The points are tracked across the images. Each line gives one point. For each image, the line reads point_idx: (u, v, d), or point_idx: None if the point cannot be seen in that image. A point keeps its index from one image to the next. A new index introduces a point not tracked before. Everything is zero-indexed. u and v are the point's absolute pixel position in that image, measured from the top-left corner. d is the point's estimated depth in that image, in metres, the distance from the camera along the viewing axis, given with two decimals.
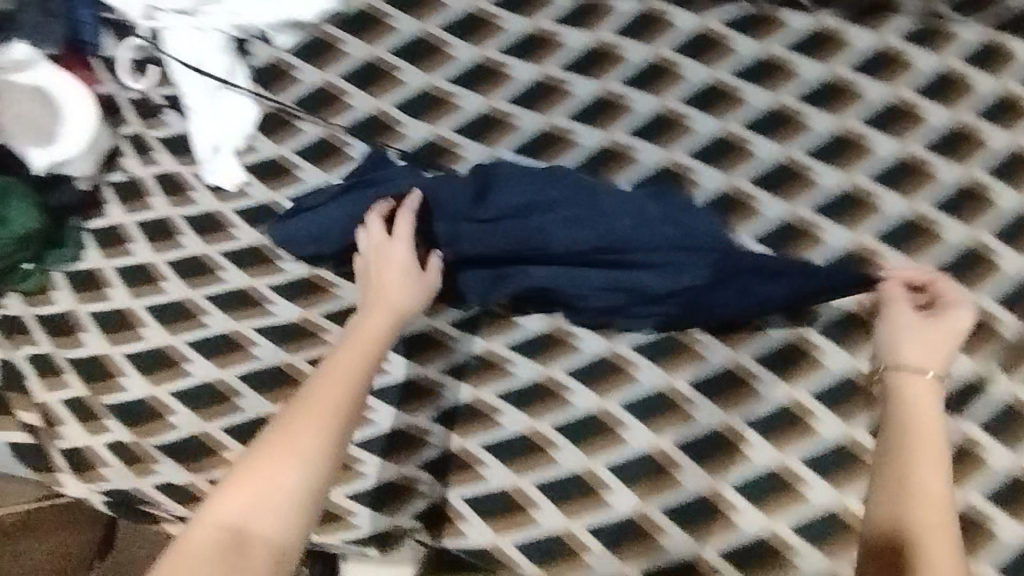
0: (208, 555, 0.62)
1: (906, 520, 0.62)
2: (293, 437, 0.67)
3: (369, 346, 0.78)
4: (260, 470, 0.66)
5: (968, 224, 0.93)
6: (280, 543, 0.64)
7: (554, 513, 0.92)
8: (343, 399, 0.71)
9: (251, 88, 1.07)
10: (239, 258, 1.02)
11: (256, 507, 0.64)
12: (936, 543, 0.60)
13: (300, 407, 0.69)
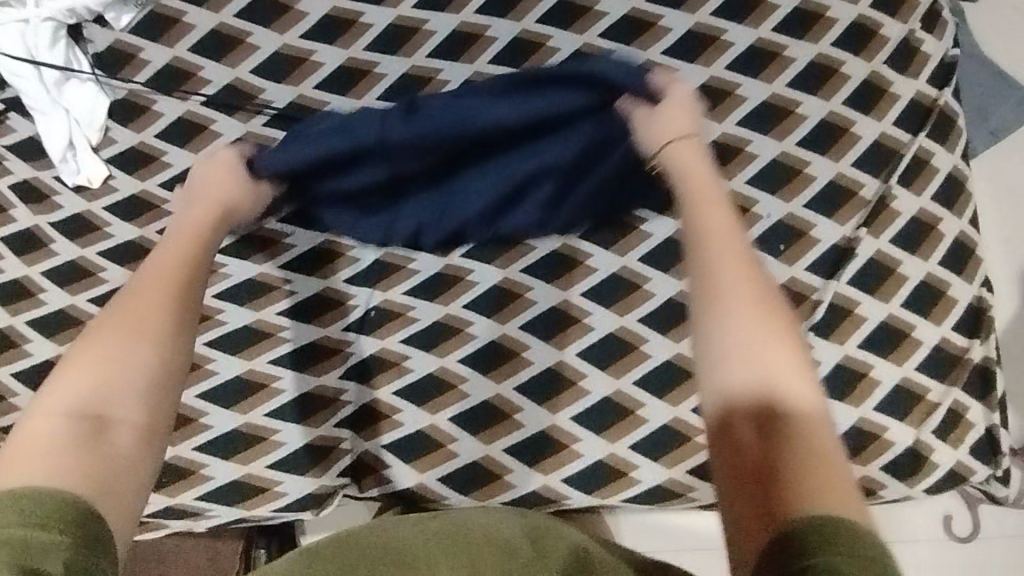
0: (62, 449, 0.54)
1: (730, 373, 0.57)
2: (123, 321, 0.63)
3: (181, 270, 0.71)
4: (85, 355, 0.60)
5: (828, 99, 0.92)
6: (138, 423, 0.58)
7: (470, 441, 0.88)
8: (175, 268, 0.70)
9: (96, 77, 1.00)
10: (117, 255, 0.99)
11: (98, 383, 0.59)
12: (773, 357, 0.57)
13: (122, 303, 0.65)
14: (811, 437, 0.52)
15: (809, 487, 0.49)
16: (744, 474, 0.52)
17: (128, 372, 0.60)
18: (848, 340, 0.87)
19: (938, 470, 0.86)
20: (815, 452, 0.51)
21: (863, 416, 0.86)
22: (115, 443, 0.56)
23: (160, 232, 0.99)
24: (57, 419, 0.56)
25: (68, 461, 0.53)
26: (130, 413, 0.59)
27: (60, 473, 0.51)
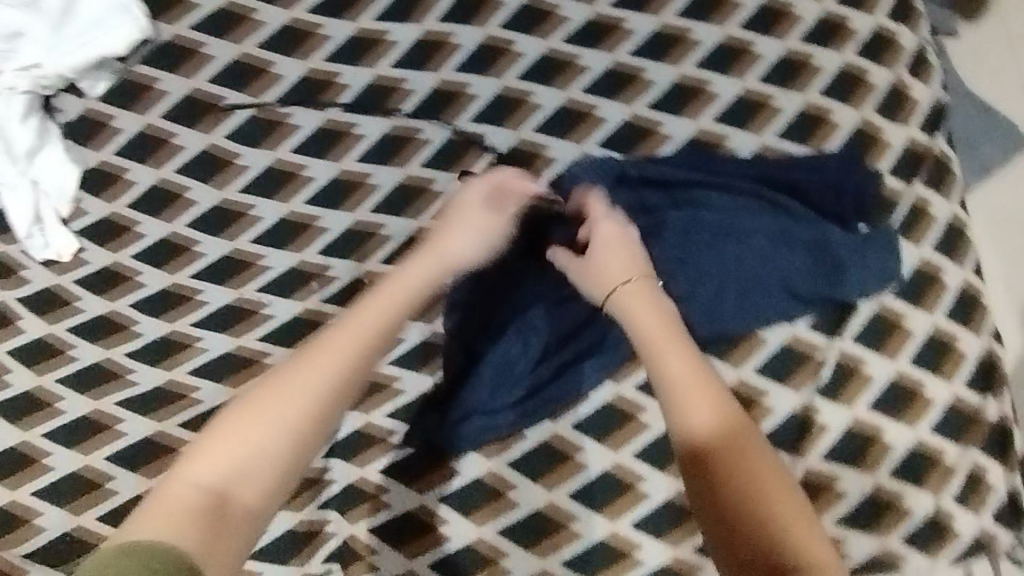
0: (188, 518, 0.49)
1: (725, 453, 0.54)
2: (268, 408, 0.54)
3: (357, 342, 0.58)
4: (230, 427, 0.53)
5: (820, 149, 0.90)
6: (260, 508, 0.52)
7: (463, 523, 0.83)
8: (349, 355, 0.57)
9: (67, 147, 0.98)
10: (86, 330, 0.94)
11: (236, 463, 0.52)
12: (759, 469, 0.53)
13: (280, 372, 0.56)
14: (774, 484, 0.53)
15: (792, 539, 0.50)
16: (721, 524, 0.53)
17: (269, 452, 0.53)
18: (856, 401, 0.83)
19: (962, 539, 0.80)
20: (795, 514, 0.52)
21: (878, 483, 0.81)
22: (238, 524, 0.51)
23: (132, 306, 0.95)
24: (187, 485, 0.51)
25: (192, 538, 0.48)
26: (257, 502, 0.52)
27: (183, 538, 0.47)
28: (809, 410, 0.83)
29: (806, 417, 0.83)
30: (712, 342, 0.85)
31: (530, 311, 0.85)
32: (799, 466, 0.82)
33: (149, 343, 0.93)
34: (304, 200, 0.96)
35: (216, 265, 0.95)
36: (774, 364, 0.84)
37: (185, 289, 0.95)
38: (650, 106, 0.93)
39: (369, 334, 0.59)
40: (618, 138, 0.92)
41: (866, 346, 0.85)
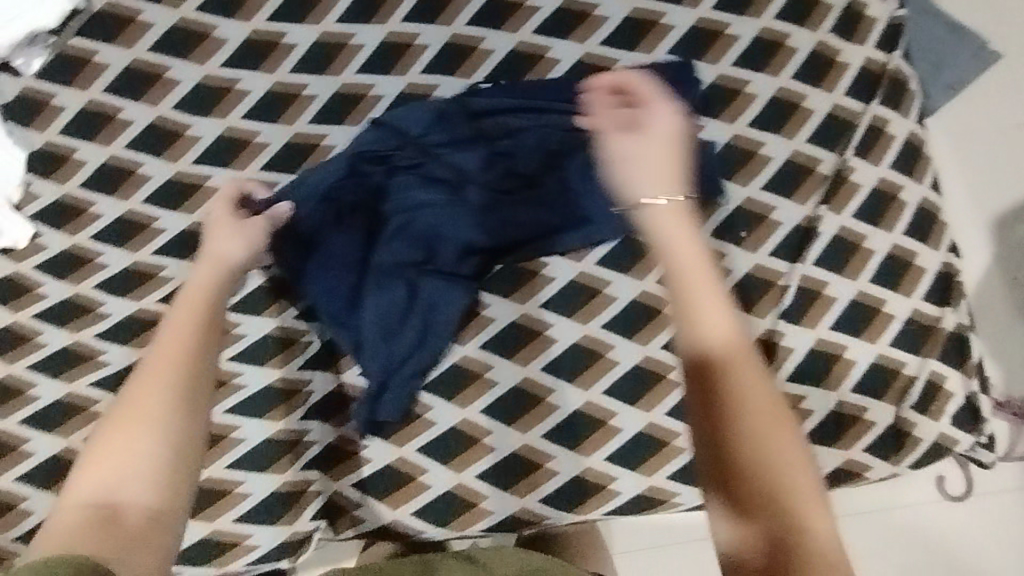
0: (79, 531, 0.48)
1: (738, 377, 0.47)
2: (146, 400, 0.54)
3: (194, 327, 0.61)
4: (110, 438, 0.53)
5: (775, 76, 0.89)
6: (158, 507, 0.51)
7: (444, 472, 0.85)
8: (178, 357, 0.58)
9: (8, 130, 0.95)
10: (54, 315, 0.93)
11: (127, 467, 0.52)
12: (761, 405, 0.46)
13: (149, 361, 0.58)
14: (794, 451, 0.45)
15: (793, 492, 0.44)
16: (725, 479, 0.46)
17: (148, 456, 0.52)
18: (819, 323, 0.85)
19: (924, 445, 0.83)
20: (808, 482, 0.44)
21: (842, 400, 0.83)
22: (137, 526, 0.50)
23: (96, 287, 0.94)
24: (73, 508, 0.50)
25: (90, 545, 0.47)
26: (146, 499, 0.51)
27: (84, 546, 0.47)
28: (773, 334, 0.85)
29: (770, 342, 0.85)
30: None
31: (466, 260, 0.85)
32: None
33: (118, 324, 0.93)
34: (259, 166, 0.94)
35: (178, 240, 0.94)
36: (737, 293, 0.86)
37: (148, 267, 0.94)
38: (603, 44, 0.91)
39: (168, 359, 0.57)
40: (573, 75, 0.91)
41: (827, 268, 0.86)
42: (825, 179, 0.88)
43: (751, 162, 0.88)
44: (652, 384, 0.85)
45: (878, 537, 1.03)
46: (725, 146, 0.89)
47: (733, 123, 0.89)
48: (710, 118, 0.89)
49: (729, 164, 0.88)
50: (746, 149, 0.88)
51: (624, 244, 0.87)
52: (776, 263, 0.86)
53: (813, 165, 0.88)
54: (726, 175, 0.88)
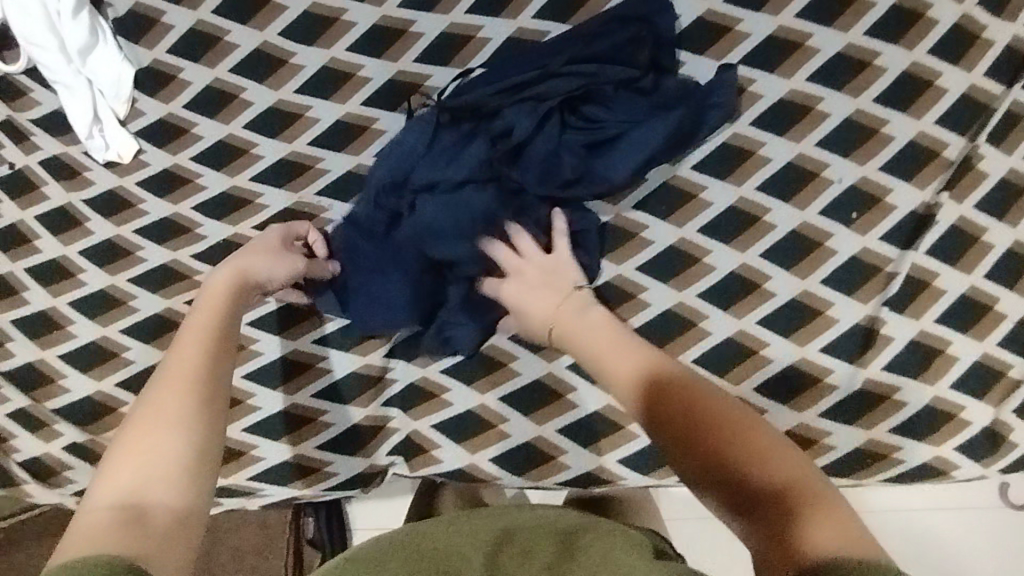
0: (109, 530, 0.49)
1: (717, 430, 0.54)
2: (164, 400, 0.56)
3: (209, 342, 0.62)
4: (144, 430, 0.54)
5: (910, 48, 0.83)
6: (181, 510, 0.52)
7: (524, 423, 0.87)
8: (195, 366, 0.59)
9: (119, 45, 0.95)
10: (153, 233, 0.96)
11: (153, 469, 0.53)
12: (747, 450, 0.53)
13: (165, 372, 0.59)
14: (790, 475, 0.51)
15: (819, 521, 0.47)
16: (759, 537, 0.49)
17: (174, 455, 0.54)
18: (924, 315, 0.82)
19: (1019, 450, 0.81)
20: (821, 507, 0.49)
21: (938, 395, 0.81)
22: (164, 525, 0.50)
23: (194, 209, 0.96)
24: (99, 511, 0.51)
25: (116, 543, 0.48)
26: (171, 501, 0.52)
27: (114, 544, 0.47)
28: (874, 321, 0.82)
29: (870, 328, 0.82)
30: (776, 253, 0.84)
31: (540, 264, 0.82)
32: (859, 375, 0.82)
33: (213, 246, 0.95)
34: (360, 100, 0.94)
35: (275, 169, 0.95)
36: (842, 275, 0.83)
37: (244, 193, 0.96)
38: (726, 1, 0.85)
39: (189, 363, 0.59)
40: (690, 31, 0.86)
41: (941, 259, 0.82)
42: (951, 165, 0.83)
43: (872, 140, 0.84)
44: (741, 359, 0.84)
45: (942, 533, 1.01)
46: (846, 120, 0.84)
47: (858, 97, 0.84)
48: (834, 89, 0.84)
49: (848, 140, 0.84)
50: (868, 126, 0.84)
51: (727, 214, 0.85)
52: (886, 249, 0.83)
53: (940, 149, 0.83)
54: (844, 152, 0.84)
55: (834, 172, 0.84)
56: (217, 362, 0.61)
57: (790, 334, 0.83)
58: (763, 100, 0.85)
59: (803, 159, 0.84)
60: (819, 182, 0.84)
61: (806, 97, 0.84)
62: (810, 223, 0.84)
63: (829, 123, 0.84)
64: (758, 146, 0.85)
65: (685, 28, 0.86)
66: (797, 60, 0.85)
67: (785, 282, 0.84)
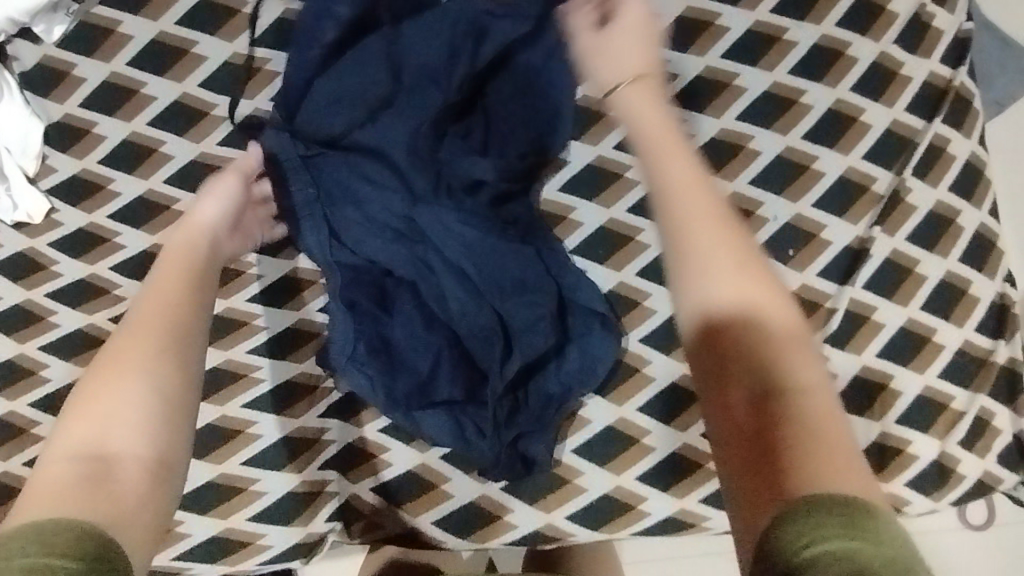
0: (68, 487, 0.49)
1: (753, 316, 0.52)
2: (129, 354, 0.57)
3: (183, 290, 0.64)
4: (106, 386, 0.55)
5: (834, 86, 0.84)
6: (149, 455, 0.54)
7: (468, 482, 0.83)
8: (163, 314, 0.61)
9: (26, 99, 0.90)
10: (67, 296, 0.90)
11: (109, 425, 0.54)
12: (788, 349, 0.50)
13: (132, 322, 0.60)
14: (809, 368, 0.49)
15: (825, 430, 0.46)
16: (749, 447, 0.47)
17: (137, 408, 0.55)
18: (865, 349, 0.81)
19: (966, 482, 0.80)
20: (829, 416, 0.47)
21: (885, 430, 0.80)
22: (128, 480, 0.52)
23: (112, 269, 0.90)
24: (64, 465, 0.51)
25: (85, 500, 0.48)
26: (138, 450, 0.54)
27: (80, 505, 0.48)
28: None
29: None
30: None
31: (490, 335, 0.79)
32: None
33: None
34: None
35: None
36: None
37: None
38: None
39: (164, 316, 0.61)
40: None
41: (877, 293, 0.82)
42: (881, 199, 0.83)
43: (803, 177, 0.84)
44: (686, 404, 0.82)
45: None
46: (777, 158, 0.84)
47: (786, 135, 0.84)
48: (763, 128, 0.84)
49: (780, 177, 0.84)
50: (798, 163, 0.84)
51: (665, 255, 0.84)
52: (824, 285, 0.82)
53: (869, 184, 0.83)
54: (777, 189, 0.84)
55: (769, 210, 0.84)
56: (186, 306, 0.63)
57: None
58: (697, 139, 0.85)
59: (738, 198, 0.84)
60: (755, 221, 0.83)
61: (737, 136, 0.84)
62: None
63: (761, 161, 0.84)
64: None
65: None
66: (725, 100, 0.85)
67: None
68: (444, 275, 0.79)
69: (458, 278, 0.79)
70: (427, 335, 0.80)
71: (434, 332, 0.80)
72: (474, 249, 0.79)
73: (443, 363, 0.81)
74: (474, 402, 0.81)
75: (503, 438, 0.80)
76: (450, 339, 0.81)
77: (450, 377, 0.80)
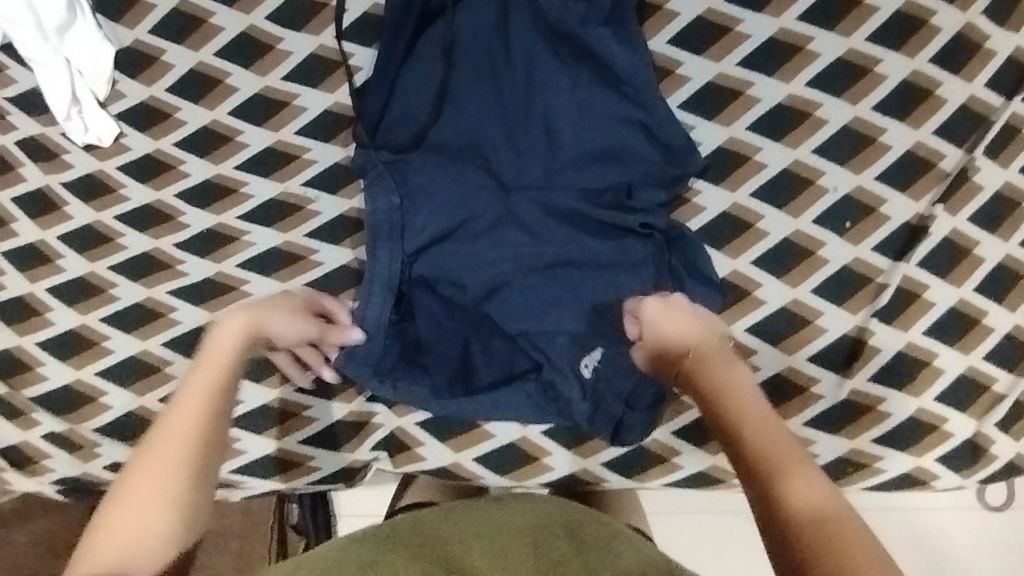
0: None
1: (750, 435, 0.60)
2: (149, 463, 0.58)
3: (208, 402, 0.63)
4: (126, 499, 0.57)
5: (911, 56, 0.82)
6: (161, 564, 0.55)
7: (510, 424, 0.87)
8: (203, 413, 0.62)
9: (99, 23, 0.92)
10: (135, 220, 0.93)
11: (138, 527, 0.56)
12: (780, 446, 0.58)
13: (150, 439, 0.60)
14: (776, 443, 0.58)
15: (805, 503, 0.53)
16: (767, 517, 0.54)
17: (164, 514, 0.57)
18: (912, 326, 0.81)
19: (999, 462, 0.81)
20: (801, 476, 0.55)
21: (922, 407, 0.81)
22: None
23: (177, 196, 0.93)
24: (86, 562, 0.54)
25: None
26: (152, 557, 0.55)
27: None
28: (863, 332, 0.82)
29: (858, 338, 0.82)
30: (769, 261, 0.83)
31: (544, 294, 0.85)
32: (845, 386, 0.83)
33: (196, 235, 0.93)
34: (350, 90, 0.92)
35: (260, 158, 0.93)
36: (833, 284, 0.83)
37: (229, 181, 0.93)
38: (727, 1, 0.84)
39: (200, 418, 0.62)
40: (690, 30, 0.84)
41: (932, 271, 0.81)
42: (947, 177, 0.82)
43: (869, 148, 0.83)
44: None
45: (916, 537, 1.03)
46: (844, 128, 0.83)
47: (856, 105, 0.83)
48: (833, 95, 0.83)
49: (844, 147, 0.83)
50: (865, 134, 0.82)
51: (721, 218, 0.84)
52: (877, 259, 0.82)
53: (935, 160, 0.82)
54: (840, 160, 0.83)
55: (831, 180, 0.83)
56: (209, 421, 0.62)
57: (779, 342, 0.83)
58: (763, 102, 0.83)
59: (800, 166, 0.83)
60: (815, 190, 0.83)
61: (806, 103, 0.83)
62: (803, 232, 0.83)
63: (826, 130, 0.83)
64: (759, 148, 0.83)
65: (683, 25, 0.84)
66: (796, 64, 0.83)
67: (774, 290, 0.83)
68: (480, 267, 0.85)
69: (495, 265, 0.85)
70: (450, 324, 0.86)
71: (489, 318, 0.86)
72: (517, 225, 0.86)
73: (477, 345, 0.86)
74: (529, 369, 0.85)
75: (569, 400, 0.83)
76: (491, 325, 0.86)
77: (488, 356, 0.86)
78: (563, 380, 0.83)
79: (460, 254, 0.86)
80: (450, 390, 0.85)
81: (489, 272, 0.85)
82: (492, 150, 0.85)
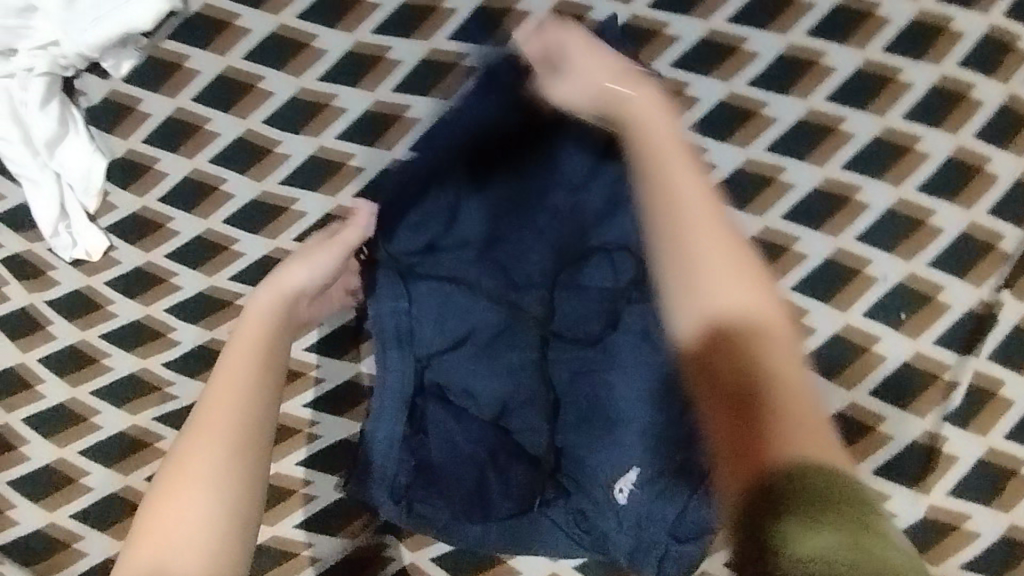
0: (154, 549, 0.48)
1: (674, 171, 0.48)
2: (230, 379, 0.56)
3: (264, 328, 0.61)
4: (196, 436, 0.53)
5: (954, 132, 0.76)
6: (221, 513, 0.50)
7: (538, 559, 0.78)
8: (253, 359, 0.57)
9: (91, 135, 0.88)
10: (123, 338, 0.87)
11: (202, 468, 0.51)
12: (683, 205, 0.47)
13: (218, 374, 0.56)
14: (797, 393, 0.42)
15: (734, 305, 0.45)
16: (731, 413, 0.43)
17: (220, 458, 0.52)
18: (991, 430, 0.72)
19: None
20: (737, 267, 0.46)
21: (1016, 524, 0.70)
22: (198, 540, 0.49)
23: (167, 311, 0.87)
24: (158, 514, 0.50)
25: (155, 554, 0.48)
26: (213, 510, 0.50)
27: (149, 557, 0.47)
28: (935, 438, 0.73)
29: (932, 446, 0.73)
30: (819, 362, 0.76)
31: (566, 406, 0.77)
32: (922, 502, 0.73)
33: (188, 353, 0.86)
34: (351, 193, 0.86)
35: (258, 266, 0.87)
36: (896, 382, 0.74)
37: (225, 293, 0.87)
38: (750, 83, 0.79)
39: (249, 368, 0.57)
40: (712, 116, 0.79)
41: (1005, 368, 0.72)
42: (1010, 260, 0.74)
43: (918, 233, 0.75)
44: None
45: None
46: (887, 211, 0.76)
47: (898, 187, 0.76)
48: (872, 178, 0.76)
49: (891, 230, 0.76)
50: (912, 218, 0.76)
51: None
52: (943, 356, 0.74)
53: (995, 243, 0.74)
54: (888, 247, 0.76)
55: (881, 269, 0.75)
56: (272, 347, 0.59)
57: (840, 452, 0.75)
58: (796, 188, 0.77)
59: (845, 253, 0.76)
60: (864, 280, 0.75)
61: (844, 187, 0.77)
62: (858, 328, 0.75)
63: (871, 215, 0.76)
64: (798, 236, 0.77)
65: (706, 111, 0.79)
66: (831, 146, 0.77)
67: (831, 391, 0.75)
68: (498, 381, 0.76)
69: (513, 377, 0.77)
70: (468, 448, 0.76)
71: (512, 438, 0.77)
72: (539, 333, 0.77)
73: (495, 470, 0.76)
74: (554, 496, 0.76)
75: (604, 535, 0.75)
76: (511, 446, 0.77)
77: (505, 484, 0.76)
78: (598, 508, 0.75)
79: (480, 365, 0.76)
80: (471, 522, 0.75)
81: (516, 384, 0.76)
82: (503, 254, 0.78)
